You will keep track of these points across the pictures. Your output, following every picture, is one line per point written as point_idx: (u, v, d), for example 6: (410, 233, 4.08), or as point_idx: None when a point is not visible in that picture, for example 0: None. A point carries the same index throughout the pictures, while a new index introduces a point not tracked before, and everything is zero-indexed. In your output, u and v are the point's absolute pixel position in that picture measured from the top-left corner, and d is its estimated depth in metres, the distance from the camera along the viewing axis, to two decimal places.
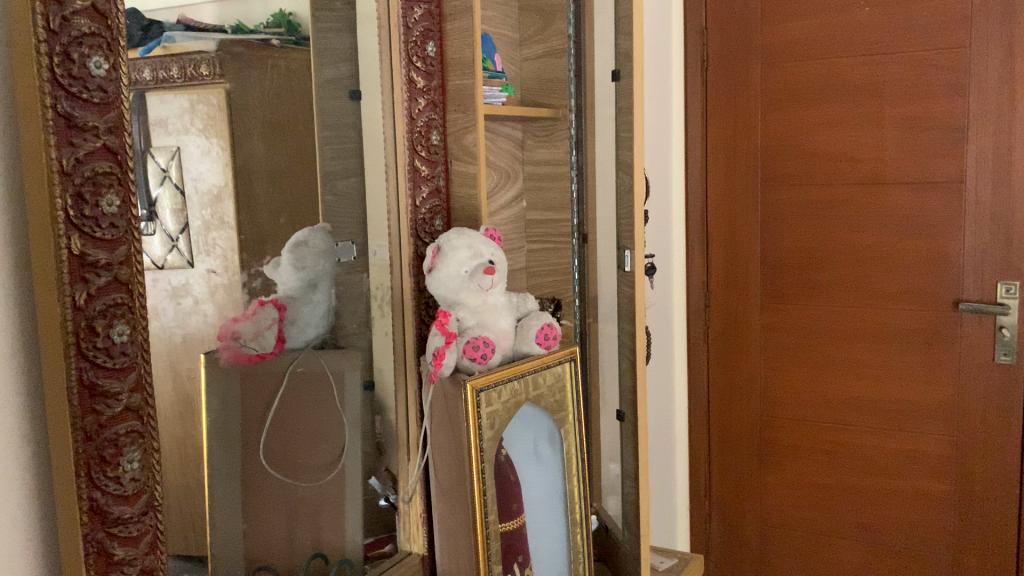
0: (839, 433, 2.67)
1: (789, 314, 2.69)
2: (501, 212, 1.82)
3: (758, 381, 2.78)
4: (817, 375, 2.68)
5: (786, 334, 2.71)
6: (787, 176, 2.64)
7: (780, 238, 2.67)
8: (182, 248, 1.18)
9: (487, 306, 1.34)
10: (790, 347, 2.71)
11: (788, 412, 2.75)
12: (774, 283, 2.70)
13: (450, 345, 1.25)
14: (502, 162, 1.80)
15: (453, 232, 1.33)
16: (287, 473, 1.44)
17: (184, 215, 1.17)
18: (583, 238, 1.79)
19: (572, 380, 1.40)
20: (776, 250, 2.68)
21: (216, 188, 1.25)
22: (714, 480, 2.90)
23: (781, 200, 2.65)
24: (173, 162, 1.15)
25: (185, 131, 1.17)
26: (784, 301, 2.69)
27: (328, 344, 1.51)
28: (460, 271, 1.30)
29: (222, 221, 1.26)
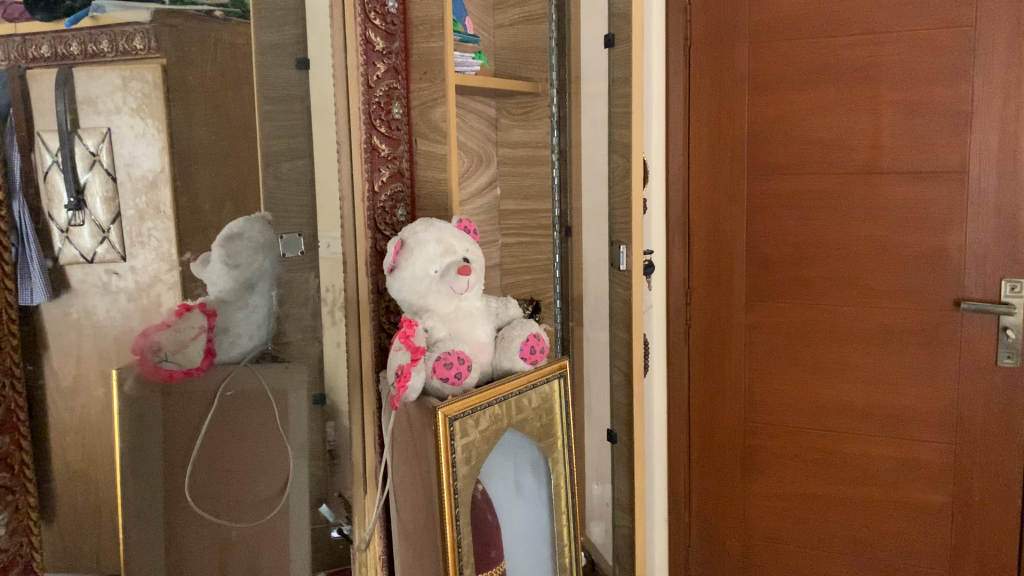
0: (830, 441, 2.49)
1: (777, 314, 2.49)
2: (472, 200, 1.57)
3: (742, 385, 2.58)
4: (807, 379, 2.49)
5: (773, 335, 2.51)
6: (776, 165, 2.42)
7: (768, 232, 2.46)
8: (116, 239, 1.07)
9: (462, 313, 1.11)
10: (778, 349, 2.51)
11: (775, 418, 2.55)
12: (761, 280, 2.50)
13: (417, 363, 1.01)
14: (473, 142, 1.55)
15: (419, 223, 1.10)
16: (217, 511, 1.21)
17: (117, 204, 1.07)
18: (567, 231, 1.60)
19: (561, 400, 1.18)
20: (763, 244, 2.48)
21: (153, 174, 1.10)
22: (694, 490, 2.70)
23: (768, 190, 2.44)
24: (104, 145, 1.05)
25: (118, 110, 1.06)
26: (771, 300, 2.49)
27: (268, 355, 1.27)
28: (428, 270, 1.08)
29: (157, 211, 1.11)
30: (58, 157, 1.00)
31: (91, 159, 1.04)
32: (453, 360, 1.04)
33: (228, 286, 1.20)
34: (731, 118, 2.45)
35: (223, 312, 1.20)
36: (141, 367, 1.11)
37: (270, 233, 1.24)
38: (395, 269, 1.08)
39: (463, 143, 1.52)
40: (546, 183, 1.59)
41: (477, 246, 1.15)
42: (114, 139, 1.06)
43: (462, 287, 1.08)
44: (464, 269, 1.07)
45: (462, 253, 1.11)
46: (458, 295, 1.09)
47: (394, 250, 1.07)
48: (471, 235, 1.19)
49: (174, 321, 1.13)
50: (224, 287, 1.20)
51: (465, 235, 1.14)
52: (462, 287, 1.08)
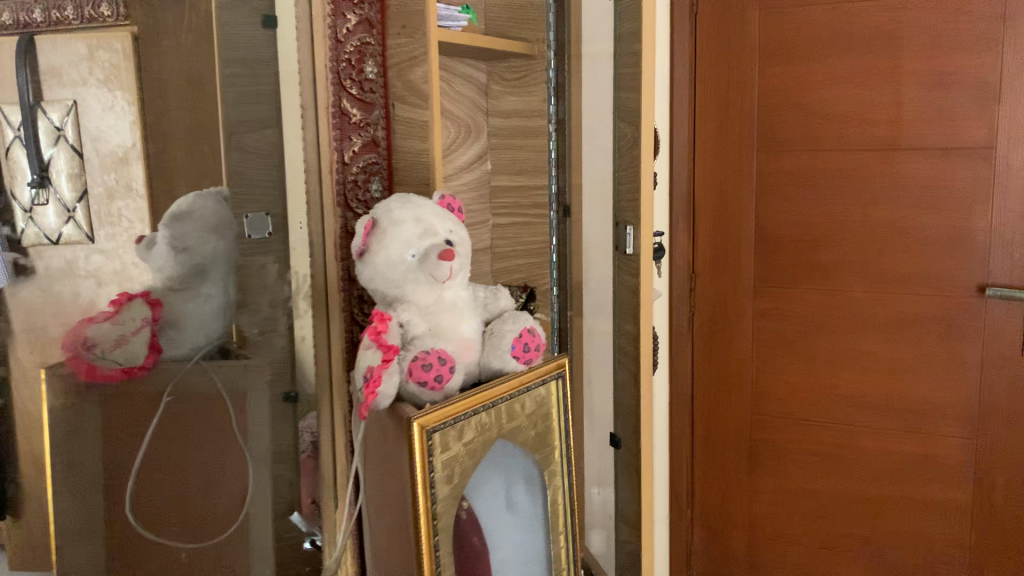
0: (840, 434, 2.35)
1: (785, 299, 2.34)
2: (458, 175, 1.40)
3: (748, 374, 2.43)
4: (817, 368, 2.34)
5: (781, 321, 2.36)
6: (787, 139, 2.26)
7: (776, 211, 2.31)
8: (82, 219, 0.95)
9: (444, 305, 0.94)
10: (787, 336, 2.36)
11: (783, 410, 2.41)
12: (769, 262, 2.34)
13: (389, 366, 0.85)
14: (461, 110, 1.39)
15: (393, 200, 0.95)
16: (163, 530, 1.06)
17: (83, 181, 0.94)
18: (565, 211, 1.43)
19: (559, 406, 1.02)
20: (773, 224, 2.32)
21: (123, 149, 0.96)
22: (697, 487, 2.55)
23: (778, 166, 2.28)
24: (69, 119, 0.93)
25: (85, 82, 0.93)
26: (781, 284, 2.34)
27: (225, 352, 1.09)
28: (403, 254, 0.92)
29: (129, 189, 0.98)
30: (19, 132, 0.89)
31: (56, 133, 0.92)
32: (433, 360, 0.87)
33: (174, 271, 1.03)
34: (739, 90, 2.28)
35: (167, 301, 1.04)
36: (72, 366, 0.96)
37: (226, 211, 1.07)
38: (365, 254, 0.92)
39: (448, 110, 1.36)
40: (541, 157, 1.42)
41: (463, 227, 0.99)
42: (82, 115, 0.93)
43: (443, 275, 0.91)
44: (446, 252, 0.91)
45: (444, 235, 0.95)
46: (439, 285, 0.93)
47: (363, 231, 0.91)
48: (457, 212, 1.02)
49: (112, 314, 0.98)
50: (170, 273, 1.03)
51: (448, 213, 0.98)
52: (443, 276, 0.91)
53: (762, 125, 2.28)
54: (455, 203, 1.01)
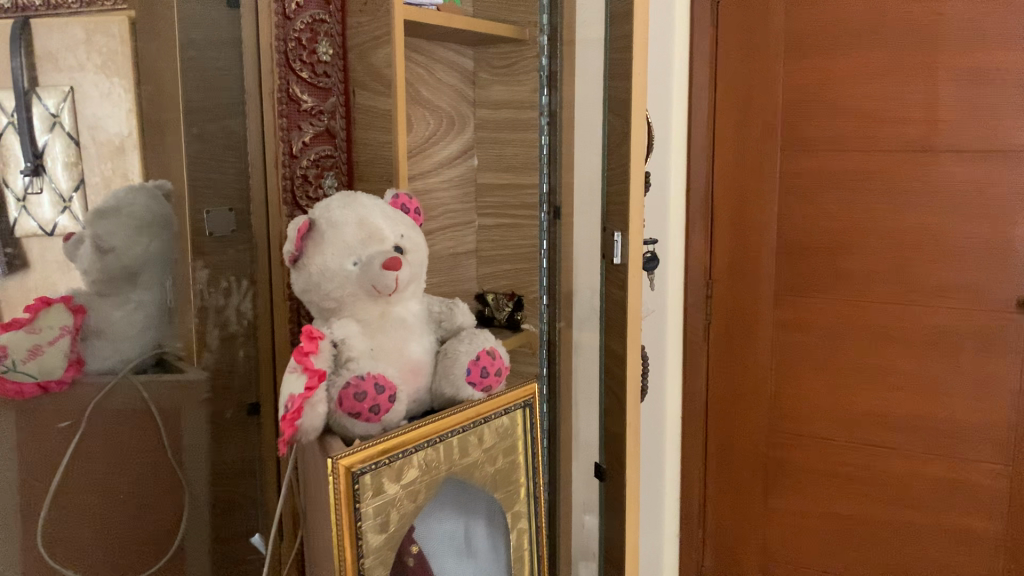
0: (864, 455, 2.19)
1: (808, 310, 2.19)
2: (438, 170, 1.28)
3: (766, 388, 2.28)
4: (840, 384, 2.18)
5: (803, 333, 2.21)
6: (814, 139, 2.10)
7: (800, 215, 2.15)
8: (78, 211, 0.86)
9: (389, 322, 0.81)
10: (809, 349, 2.21)
11: (802, 428, 2.25)
12: (791, 270, 2.19)
13: (313, 395, 0.72)
14: (443, 99, 1.26)
15: (336, 200, 0.83)
16: (90, 565, 0.94)
17: (79, 170, 0.86)
18: (556, 212, 1.26)
19: (527, 438, 0.89)
20: (796, 229, 2.16)
21: (120, 137, 0.88)
22: (709, 504, 2.41)
23: (803, 167, 2.13)
24: (65, 105, 0.84)
25: (82, 67, 0.85)
26: (803, 293, 2.18)
27: (157, 367, 0.95)
28: (342, 262, 0.79)
29: (125, 180, 0.89)
30: (13, 117, 0.81)
31: (51, 119, 0.83)
32: (367, 388, 0.74)
33: (99, 275, 0.89)
34: (764, 85, 2.13)
35: (91, 309, 0.89)
36: None
37: (163, 207, 0.92)
38: (299, 260, 0.80)
39: (427, 99, 1.23)
40: (531, 152, 1.28)
41: (420, 232, 0.86)
42: (78, 103, 0.85)
43: (385, 289, 0.78)
44: (389, 262, 0.78)
45: (393, 242, 0.82)
46: (383, 299, 0.80)
47: (296, 234, 0.79)
48: (414, 212, 0.89)
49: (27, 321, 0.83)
50: (94, 276, 0.89)
51: (403, 216, 0.85)
52: (384, 290, 0.78)
53: (788, 122, 2.12)
54: (411, 204, 0.88)
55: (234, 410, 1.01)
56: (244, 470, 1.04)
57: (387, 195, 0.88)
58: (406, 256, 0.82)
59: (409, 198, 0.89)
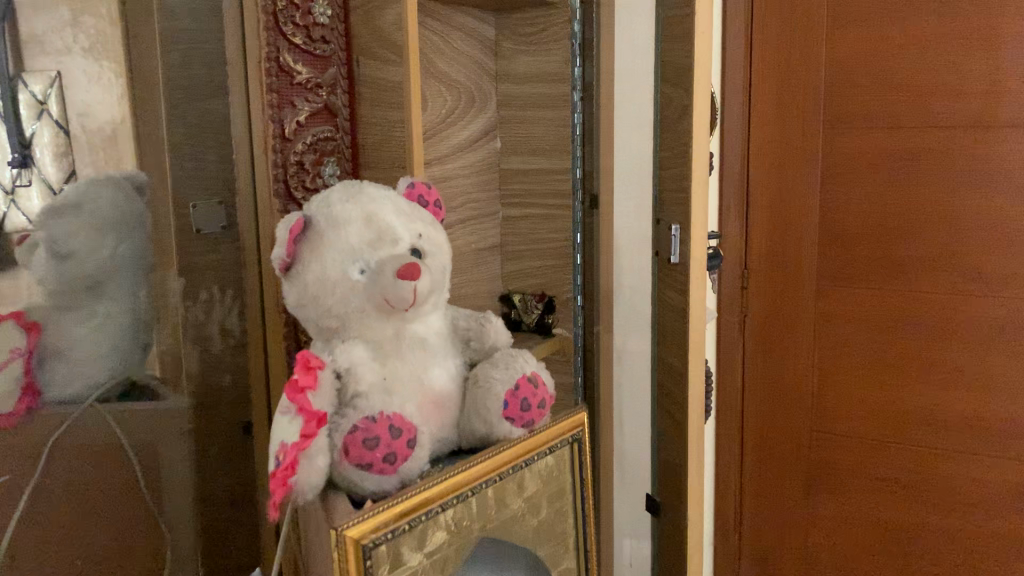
0: (913, 457, 1.98)
1: (849, 297, 1.98)
2: (457, 154, 1.10)
3: (802, 384, 2.07)
4: (884, 379, 1.97)
5: (841, 323, 2.00)
6: (860, 111, 1.89)
7: (839, 194, 1.94)
8: (65, 207, 0.71)
9: (405, 343, 0.65)
10: (849, 340, 2.00)
11: (842, 427, 2.04)
12: (830, 254, 1.98)
13: (310, 446, 0.57)
14: (461, 72, 1.09)
15: (337, 192, 0.67)
16: None
17: (70, 160, 0.71)
18: (592, 201, 1.14)
19: (574, 480, 0.72)
20: (835, 209, 1.95)
21: (112, 123, 0.73)
22: (746, 511, 2.20)
23: (843, 142, 1.92)
24: (52, 90, 0.69)
25: (69, 48, 0.69)
26: (848, 279, 1.97)
27: (131, 393, 0.78)
28: (346, 270, 0.63)
29: (116, 171, 0.74)
30: None
31: (37, 108, 0.68)
32: (379, 432, 0.58)
33: (56, 284, 0.71)
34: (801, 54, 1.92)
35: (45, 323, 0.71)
36: None
37: (134, 203, 0.75)
38: (292, 269, 0.64)
39: (444, 72, 1.06)
40: (561, 133, 1.13)
41: (442, 230, 0.70)
42: (65, 94, 0.70)
43: (401, 303, 0.62)
44: (404, 269, 0.62)
45: (408, 243, 0.66)
46: (398, 315, 0.64)
47: (289, 236, 0.63)
48: (432, 204, 0.72)
49: None
50: (48, 285, 0.70)
51: (421, 211, 0.69)
52: (399, 304, 0.62)
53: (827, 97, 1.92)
54: (430, 196, 0.72)
55: (221, 447, 0.84)
56: (236, 503, 0.86)
57: (400, 184, 0.72)
58: (426, 260, 0.66)
59: (426, 189, 0.72)
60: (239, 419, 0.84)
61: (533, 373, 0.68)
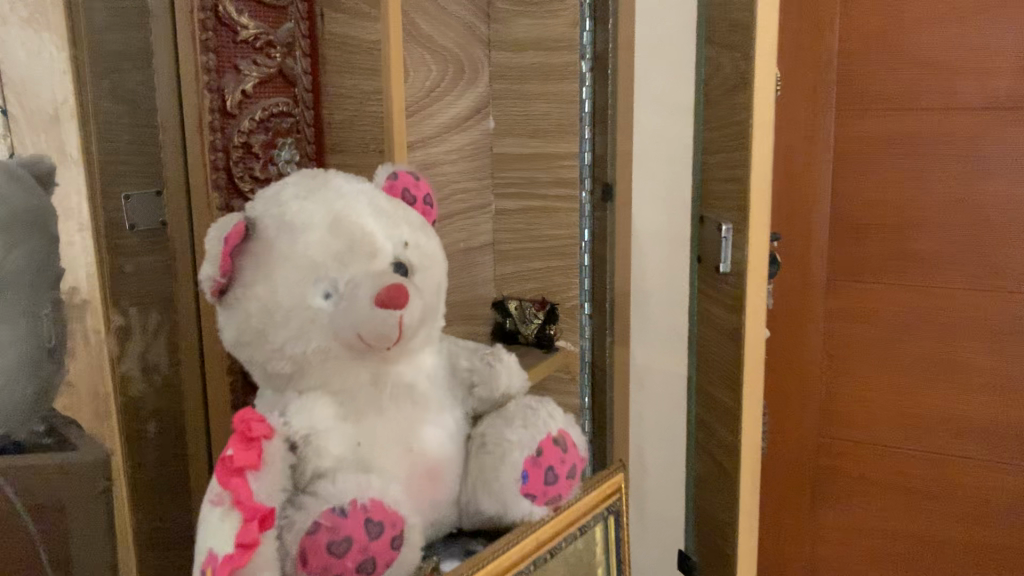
0: (960, 520, 1.50)
1: (879, 320, 1.47)
2: (443, 136, 0.92)
3: (816, 432, 1.55)
4: (923, 424, 1.48)
5: (869, 352, 1.49)
6: (914, 79, 1.35)
7: (870, 182, 1.41)
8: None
9: (386, 394, 0.48)
10: (881, 374, 1.49)
11: (868, 485, 1.55)
12: (858, 260, 1.46)
13: (249, 559, 0.39)
14: (448, 36, 0.91)
15: (291, 185, 0.49)
16: None
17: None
18: (606, 192, 0.95)
19: (611, 561, 0.56)
20: (861, 202, 1.43)
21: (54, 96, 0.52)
22: None
23: (887, 118, 1.38)
24: None
25: None
26: (874, 266, 1.45)
27: (50, 437, 0.54)
28: (305, 294, 0.46)
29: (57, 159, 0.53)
30: None
31: None
32: (351, 532, 0.41)
33: None
34: (844, 8, 1.36)
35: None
36: None
37: (32, 195, 0.51)
38: (229, 293, 0.46)
39: (428, 36, 0.87)
40: (567, 111, 0.95)
41: (435, 238, 0.53)
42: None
43: (380, 340, 0.45)
44: (386, 293, 0.45)
45: (391, 256, 0.48)
46: (376, 357, 0.47)
47: (225, 249, 0.45)
48: (421, 199, 0.54)
49: None
50: None
51: (406, 211, 0.51)
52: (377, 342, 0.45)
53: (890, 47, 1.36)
54: (420, 189, 0.54)
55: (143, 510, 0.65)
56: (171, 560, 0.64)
57: (379, 173, 0.54)
58: (414, 280, 0.49)
59: (415, 182, 0.54)
60: (171, 462, 0.64)
61: (560, 434, 0.49)
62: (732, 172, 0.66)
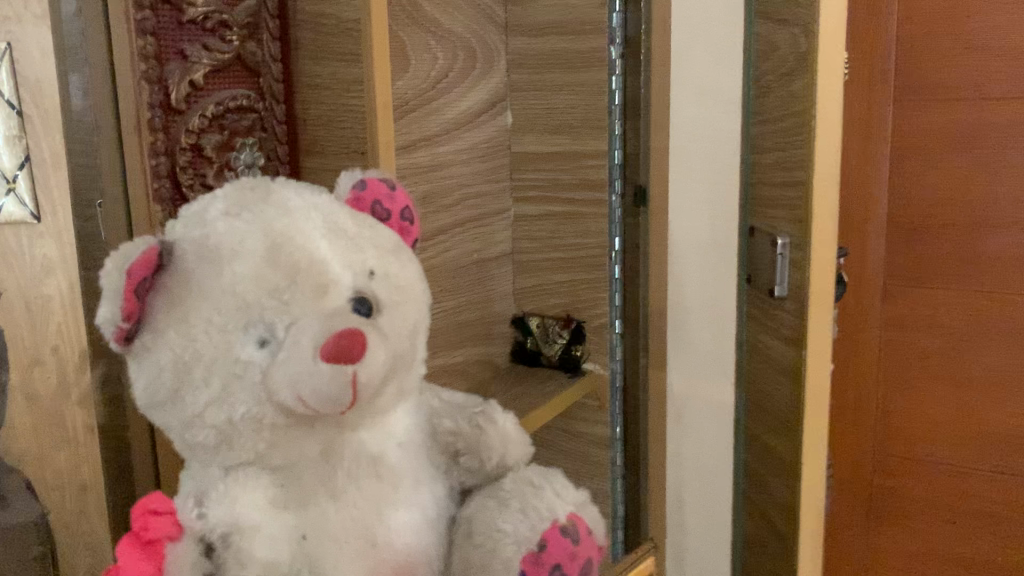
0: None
1: (940, 329, 1.30)
2: (454, 133, 0.81)
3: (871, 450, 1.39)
4: (991, 446, 1.31)
5: (929, 365, 1.32)
6: (985, 66, 1.18)
7: (930, 178, 1.25)
8: None
9: (342, 473, 0.37)
10: (942, 392, 1.32)
11: (929, 510, 1.38)
12: (917, 261, 1.29)
13: None
14: (459, 19, 0.79)
15: (223, 200, 0.38)
16: None
17: None
18: (638, 196, 0.83)
19: None
20: (920, 197, 1.27)
21: None
22: None
23: (944, 109, 1.23)
24: None
25: None
26: (941, 270, 1.28)
27: None
28: (234, 340, 0.35)
29: None
30: None
31: None
32: None
33: None
34: None
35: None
36: None
37: None
38: (136, 339, 0.35)
39: (434, 19, 0.76)
40: (594, 104, 0.84)
41: (414, 264, 0.42)
42: None
43: (327, 405, 0.34)
44: (332, 344, 0.34)
45: (347, 291, 0.37)
46: (324, 423, 0.36)
47: (127, 289, 0.34)
48: (398, 215, 0.43)
49: None
50: None
51: (375, 230, 0.40)
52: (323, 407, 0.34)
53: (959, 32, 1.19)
54: (395, 202, 0.43)
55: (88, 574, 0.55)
56: None
57: (342, 183, 0.43)
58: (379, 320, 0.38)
59: (389, 197, 0.43)
60: None
61: (570, 522, 0.38)
62: (790, 175, 0.54)
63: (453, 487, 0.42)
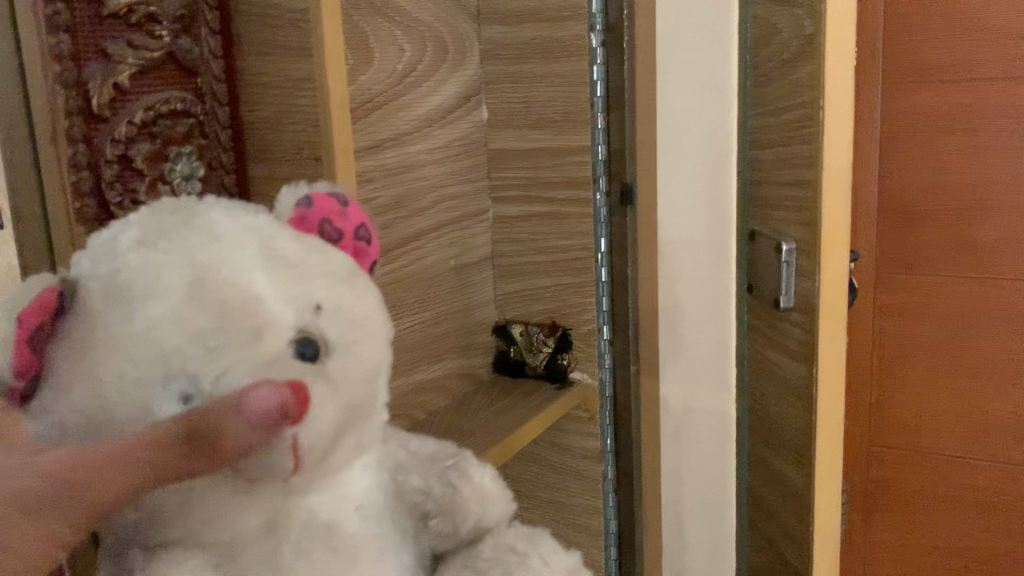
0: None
1: (934, 318, 1.25)
2: (425, 132, 0.74)
3: (867, 444, 1.34)
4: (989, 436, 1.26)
5: (923, 355, 1.27)
6: (982, 44, 1.12)
7: (922, 162, 1.19)
8: None
9: (289, 548, 0.33)
10: (939, 382, 1.27)
11: (924, 500, 1.33)
12: (908, 249, 1.23)
13: None
14: (426, 7, 0.73)
15: (137, 227, 0.32)
16: None
17: None
18: (626, 195, 0.77)
19: None
20: (910, 183, 1.21)
21: None
22: None
23: (937, 91, 1.16)
24: None
25: None
26: (939, 259, 1.22)
27: None
28: (150, 398, 0.29)
29: None
30: None
31: None
32: None
33: None
34: None
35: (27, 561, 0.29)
36: None
37: None
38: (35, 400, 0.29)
39: (398, 6, 0.70)
40: (576, 97, 0.78)
41: (373, 292, 0.36)
42: None
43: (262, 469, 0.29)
44: (268, 396, 0.28)
45: (285, 332, 0.31)
46: (266, 485, 0.31)
47: (19, 338, 0.28)
48: (354, 227, 0.38)
49: None
50: None
51: (323, 254, 0.34)
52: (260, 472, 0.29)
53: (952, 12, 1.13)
54: (349, 220, 0.37)
55: None
56: None
57: (285, 199, 0.37)
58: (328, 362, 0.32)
59: (341, 215, 0.37)
60: None
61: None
62: (797, 173, 0.49)
63: (422, 552, 0.38)
